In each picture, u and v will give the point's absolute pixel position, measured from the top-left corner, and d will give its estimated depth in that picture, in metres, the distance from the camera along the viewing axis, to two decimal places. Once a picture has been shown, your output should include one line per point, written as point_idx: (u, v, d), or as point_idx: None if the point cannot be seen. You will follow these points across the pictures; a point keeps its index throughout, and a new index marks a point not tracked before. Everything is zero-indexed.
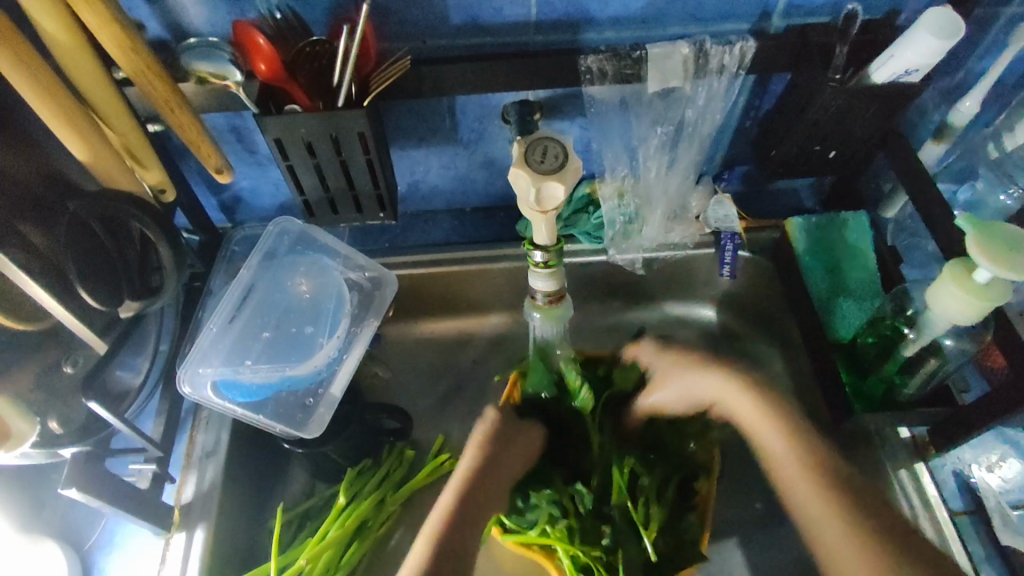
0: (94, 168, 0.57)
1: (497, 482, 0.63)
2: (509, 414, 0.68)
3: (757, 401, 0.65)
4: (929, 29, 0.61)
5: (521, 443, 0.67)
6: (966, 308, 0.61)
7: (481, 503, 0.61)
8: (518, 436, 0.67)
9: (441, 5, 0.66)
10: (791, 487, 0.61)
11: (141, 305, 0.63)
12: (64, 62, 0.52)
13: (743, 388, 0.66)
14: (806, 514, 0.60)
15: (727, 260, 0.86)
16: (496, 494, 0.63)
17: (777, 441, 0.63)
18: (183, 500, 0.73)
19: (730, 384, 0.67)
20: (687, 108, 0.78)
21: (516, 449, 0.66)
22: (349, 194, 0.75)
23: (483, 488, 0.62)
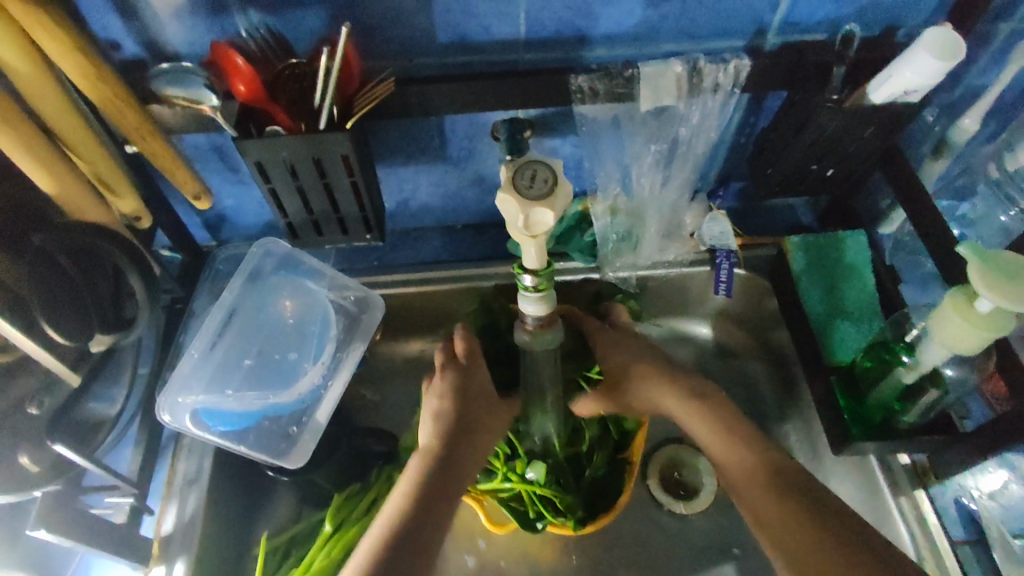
0: (62, 200, 0.57)
1: (448, 478, 0.65)
2: (459, 401, 0.70)
3: (695, 401, 0.72)
4: (929, 49, 0.59)
5: (471, 433, 0.69)
6: (965, 338, 0.59)
7: (438, 501, 0.63)
8: (478, 424, 0.70)
9: (427, 23, 0.64)
10: (738, 471, 0.66)
11: (113, 338, 0.60)
12: (23, 89, 0.51)
13: (693, 397, 0.73)
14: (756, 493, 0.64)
15: (723, 279, 0.84)
16: (449, 489, 0.65)
17: (727, 443, 0.68)
18: (162, 533, 0.71)
19: (694, 414, 0.72)
20: (681, 126, 0.76)
21: (466, 441, 0.68)
22: (334, 217, 0.73)
23: (436, 486, 0.64)
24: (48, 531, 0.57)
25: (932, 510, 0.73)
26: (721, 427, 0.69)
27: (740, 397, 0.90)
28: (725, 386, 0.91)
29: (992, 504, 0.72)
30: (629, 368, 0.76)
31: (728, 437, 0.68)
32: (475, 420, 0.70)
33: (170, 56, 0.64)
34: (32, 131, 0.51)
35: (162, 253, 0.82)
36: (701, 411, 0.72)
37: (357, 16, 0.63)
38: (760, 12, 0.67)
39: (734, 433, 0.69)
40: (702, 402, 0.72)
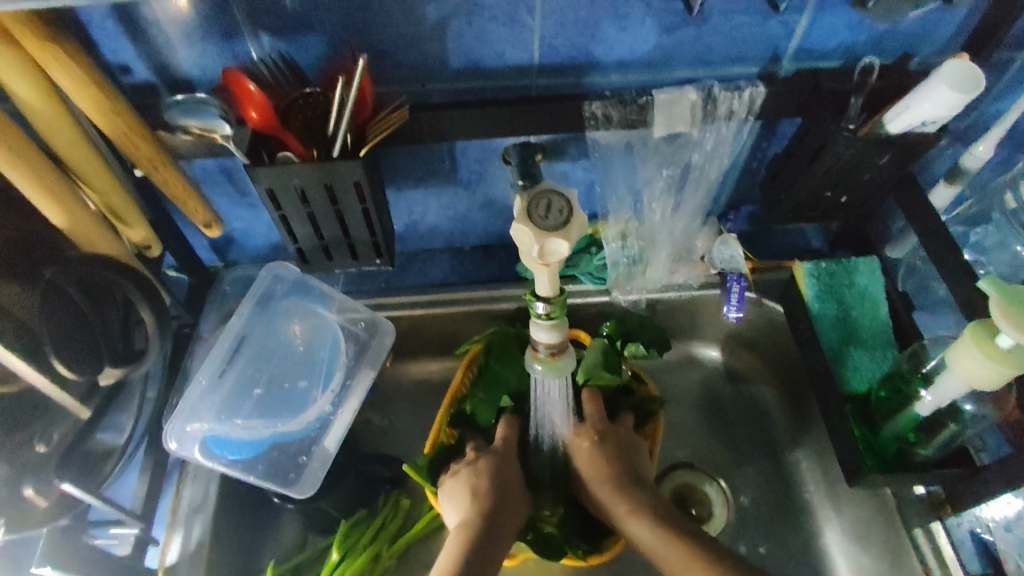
0: (72, 231, 0.56)
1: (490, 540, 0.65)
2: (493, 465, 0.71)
3: (606, 471, 0.69)
4: (947, 81, 0.59)
5: (509, 496, 0.69)
6: (983, 375, 0.58)
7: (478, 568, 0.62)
8: (511, 491, 0.69)
9: (441, 50, 0.64)
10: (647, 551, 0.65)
11: (123, 371, 0.59)
12: (36, 122, 0.50)
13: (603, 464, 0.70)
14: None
15: (734, 303, 0.82)
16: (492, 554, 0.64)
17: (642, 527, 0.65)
18: (168, 561, 0.69)
19: (607, 482, 0.69)
20: (694, 151, 0.75)
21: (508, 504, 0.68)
22: (343, 242, 0.72)
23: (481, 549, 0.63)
24: None
25: (948, 540, 0.72)
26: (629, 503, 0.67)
27: (750, 424, 0.89)
28: (735, 411, 0.90)
29: (1008, 536, 0.71)
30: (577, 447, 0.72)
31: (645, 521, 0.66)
32: (513, 487, 0.70)
33: (182, 80, 0.64)
34: (44, 162, 0.51)
35: (168, 274, 0.81)
36: (607, 484, 0.69)
37: (370, 42, 0.62)
38: (775, 39, 0.66)
39: (645, 516, 0.66)
40: (608, 471, 0.69)
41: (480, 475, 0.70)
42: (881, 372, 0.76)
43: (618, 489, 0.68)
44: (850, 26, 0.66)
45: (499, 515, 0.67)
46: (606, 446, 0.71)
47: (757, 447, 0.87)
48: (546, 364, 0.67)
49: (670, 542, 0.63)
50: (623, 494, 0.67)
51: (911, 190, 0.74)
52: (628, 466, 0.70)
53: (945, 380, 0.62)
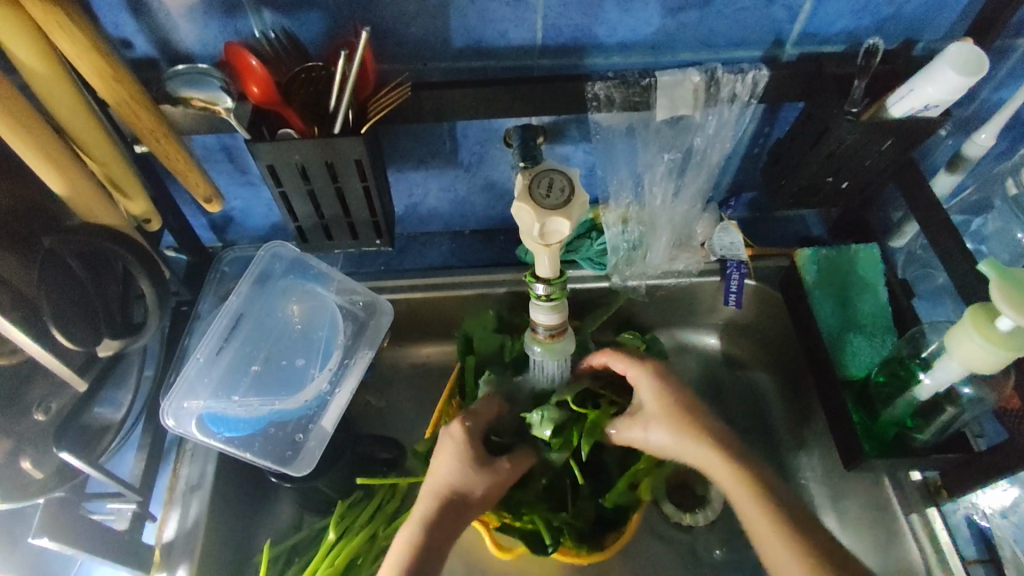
0: (72, 202, 0.56)
1: (456, 518, 0.63)
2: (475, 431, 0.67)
3: (684, 416, 0.66)
4: (951, 64, 0.59)
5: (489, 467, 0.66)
6: (982, 358, 0.58)
7: (440, 544, 0.61)
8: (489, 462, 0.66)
9: (443, 27, 0.64)
10: (737, 498, 0.61)
11: (122, 343, 0.59)
12: (39, 93, 0.50)
13: (679, 410, 0.66)
14: (765, 534, 0.59)
15: (734, 290, 0.83)
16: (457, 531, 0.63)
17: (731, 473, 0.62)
18: (165, 539, 0.69)
19: (687, 427, 0.65)
20: (696, 135, 0.75)
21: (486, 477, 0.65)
22: (343, 221, 0.72)
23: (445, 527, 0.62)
24: (51, 539, 0.56)
25: (943, 526, 0.72)
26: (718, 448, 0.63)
27: (749, 410, 0.89)
28: (734, 398, 0.90)
29: (1005, 523, 0.72)
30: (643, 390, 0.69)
31: (722, 456, 0.63)
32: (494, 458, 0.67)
33: (182, 55, 0.63)
34: (44, 130, 0.50)
35: (167, 253, 0.81)
36: (689, 431, 0.65)
37: (372, 19, 0.62)
38: (779, 22, 0.66)
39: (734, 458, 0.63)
40: (689, 417, 0.66)
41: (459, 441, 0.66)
42: (879, 357, 0.76)
43: (688, 430, 0.65)
44: (854, 10, 0.65)
45: (475, 489, 0.65)
46: (675, 385, 0.68)
47: (754, 433, 0.88)
48: (549, 346, 0.68)
49: (758, 495, 0.60)
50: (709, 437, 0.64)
51: (912, 177, 0.74)
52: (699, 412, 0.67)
53: (944, 364, 0.62)
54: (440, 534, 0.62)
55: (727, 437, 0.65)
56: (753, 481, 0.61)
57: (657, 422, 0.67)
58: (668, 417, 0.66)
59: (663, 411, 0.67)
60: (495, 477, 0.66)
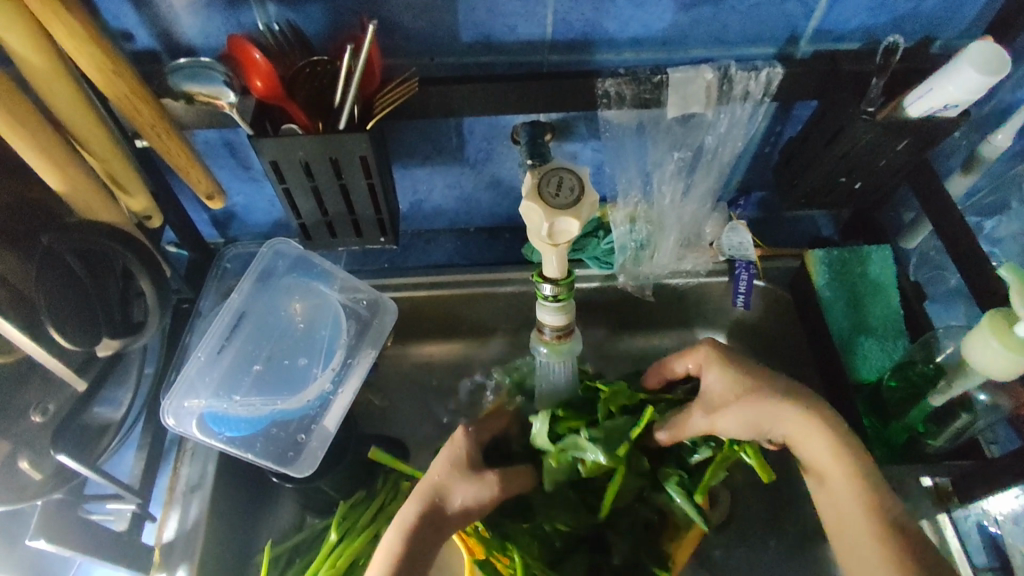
0: (70, 198, 0.55)
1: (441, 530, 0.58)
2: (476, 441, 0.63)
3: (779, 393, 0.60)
4: (973, 63, 0.57)
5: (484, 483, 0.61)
6: (999, 364, 0.57)
7: (424, 551, 0.57)
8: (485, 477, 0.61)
9: (452, 21, 0.62)
10: (836, 486, 0.57)
11: (121, 342, 0.58)
12: (37, 86, 0.49)
13: (772, 387, 0.61)
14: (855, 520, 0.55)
15: (742, 290, 0.82)
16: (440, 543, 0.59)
17: (831, 455, 0.57)
18: (164, 539, 0.68)
19: (781, 403, 0.60)
20: (707, 134, 0.74)
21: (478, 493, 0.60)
22: (348, 218, 0.71)
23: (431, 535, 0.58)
24: (47, 541, 0.56)
25: (954, 533, 0.71)
26: (822, 427, 0.58)
27: None
28: None
29: (1016, 529, 0.70)
30: (722, 364, 0.64)
31: (823, 436, 0.58)
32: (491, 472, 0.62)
33: (183, 48, 0.62)
34: (42, 126, 0.49)
35: (168, 249, 0.80)
36: (788, 406, 0.59)
37: (379, 12, 0.61)
38: (794, 18, 0.65)
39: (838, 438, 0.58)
40: (785, 395, 0.60)
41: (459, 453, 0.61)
42: (891, 361, 0.75)
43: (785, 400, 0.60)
44: (871, 8, 0.64)
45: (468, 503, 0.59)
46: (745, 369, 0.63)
47: None
48: (559, 347, 0.67)
49: (859, 479, 0.56)
50: (813, 414, 0.59)
51: (926, 178, 0.73)
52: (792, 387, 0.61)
53: (959, 369, 0.61)
54: (425, 543, 0.57)
55: (827, 413, 0.59)
56: (856, 463, 0.57)
57: (751, 401, 0.60)
58: (751, 391, 0.61)
59: (750, 393, 0.61)
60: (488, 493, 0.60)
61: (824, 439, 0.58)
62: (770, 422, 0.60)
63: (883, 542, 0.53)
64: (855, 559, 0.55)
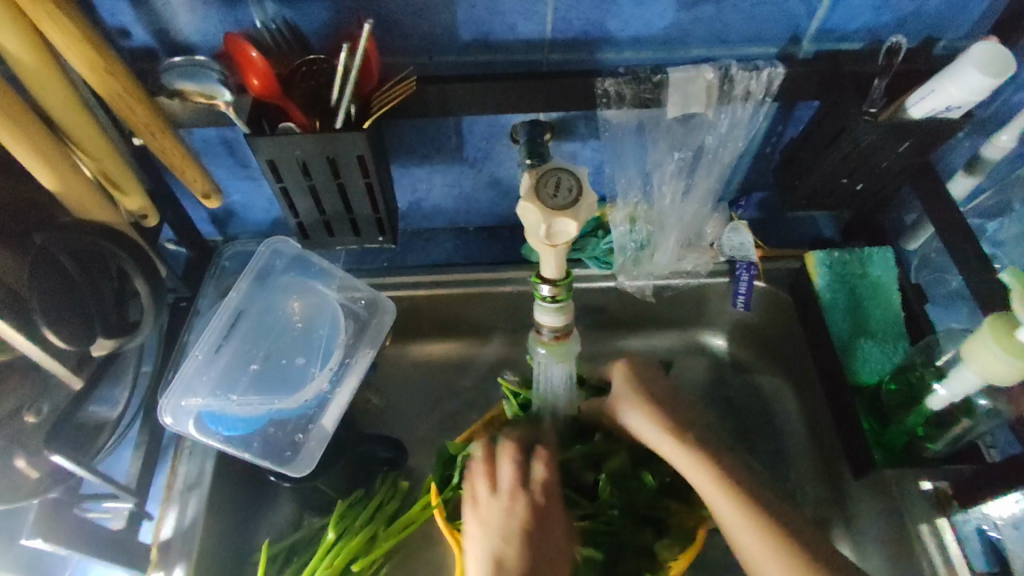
0: (65, 196, 0.54)
1: None
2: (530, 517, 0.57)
3: (648, 404, 0.66)
4: (977, 64, 0.57)
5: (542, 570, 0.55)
6: (999, 369, 0.57)
7: None
8: None
9: (450, 19, 0.62)
10: (696, 480, 0.62)
11: (117, 343, 0.58)
12: (30, 85, 0.49)
13: (642, 396, 0.67)
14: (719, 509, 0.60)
15: (742, 292, 0.82)
16: None
17: (686, 455, 0.63)
18: (160, 539, 0.68)
19: (648, 411, 0.66)
20: (708, 134, 0.73)
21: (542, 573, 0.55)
22: (345, 217, 0.70)
23: None
24: (44, 540, 0.56)
25: (954, 537, 0.70)
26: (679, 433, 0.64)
27: (756, 412, 0.88)
28: (741, 401, 0.89)
29: None
30: (624, 375, 0.69)
31: (683, 441, 0.63)
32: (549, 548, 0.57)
33: (181, 46, 0.62)
34: (36, 124, 0.49)
35: (166, 247, 0.80)
36: (649, 416, 0.65)
37: (376, 11, 0.60)
38: (796, 17, 0.64)
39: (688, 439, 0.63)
40: (649, 403, 0.66)
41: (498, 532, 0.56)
42: (891, 364, 0.74)
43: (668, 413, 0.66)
44: (875, 7, 0.63)
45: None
46: (639, 375, 0.69)
47: (762, 435, 0.86)
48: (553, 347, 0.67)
49: (713, 474, 0.61)
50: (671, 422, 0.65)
51: (929, 180, 0.72)
52: (669, 398, 0.67)
53: (959, 373, 0.61)
54: None
55: (689, 421, 0.65)
56: (711, 462, 0.62)
57: (626, 411, 0.67)
58: (635, 403, 0.67)
59: (628, 403, 0.67)
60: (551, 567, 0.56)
61: (680, 442, 0.63)
62: (641, 431, 0.66)
63: (754, 530, 0.58)
64: (741, 551, 0.59)
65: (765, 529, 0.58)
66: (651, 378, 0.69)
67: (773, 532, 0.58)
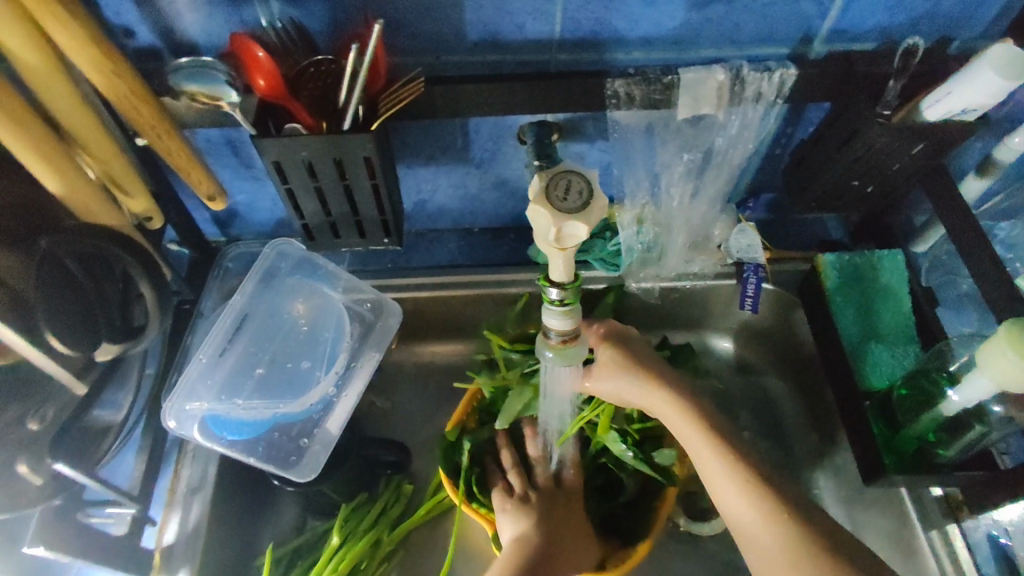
0: (68, 199, 0.53)
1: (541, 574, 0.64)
2: (545, 498, 0.72)
3: (628, 366, 0.72)
4: (994, 67, 0.56)
5: (563, 526, 0.70)
6: (1014, 375, 0.56)
7: None
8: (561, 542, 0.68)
9: (458, 19, 0.61)
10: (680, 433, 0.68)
11: (121, 347, 0.57)
12: (33, 86, 0.48)
13: (621, 357, 0.72)
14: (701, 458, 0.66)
15: (750, 293, 0.79)
16: None
17: (670, 410, 0.69)
18: (165, 542, 0.67)
19: (629, 373, 0.71)
20: (718, 135, 0.72)
21: (566, 533, 0.70)
22: (351, 219, 0.70)
23: None
24: (43, 547, 0.57)
25: (964, 544, 0.70)
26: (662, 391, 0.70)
27: (761, 414, 0.87)
28: (747, 404, 0.88)
29: None
30: (613, 341, 0.74)
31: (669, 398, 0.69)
32: (573, 525, 0.71)
33: (185, 45, 0.61)
34: (38, 126, 0.48)
35: (169, 248, 0.79)
36: (629, 377, 0.71)
37: (384, 10, 0.59)
38: (809, 18, 0.63)
39: (670, 395, 0.70)
40: (628, 366, 0.72)
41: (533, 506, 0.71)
42: (902, 369, 0.74)
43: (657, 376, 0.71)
44: (889, 7, 0.62)
45: (562, 539, 0.69)
46: (621, 340, 0.74)
47: (768, 437, 0.86)
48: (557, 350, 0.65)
49: (697, 427, 0.67)
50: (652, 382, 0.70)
51: (942, 183, 0.71)
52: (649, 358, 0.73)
53: (973, 379, 0.60)
54: None
55: (668, 380, 0.71)
56: (695, 416, 0.68)
57: (609, 376, 0.72)
58: (619, 367, 0.72)
59: (609, 368, 0.72)
60: (575, 530, 0.71)
61: (662, 398, 0.70)
62: (625, 391, 0.72)
63: (747, 495, 0.62)
64: (721, 496, 0.64)
65: (739, 473, 0.63)
66: (630, 342, 0.74)
67: (746, 477, 0.63)
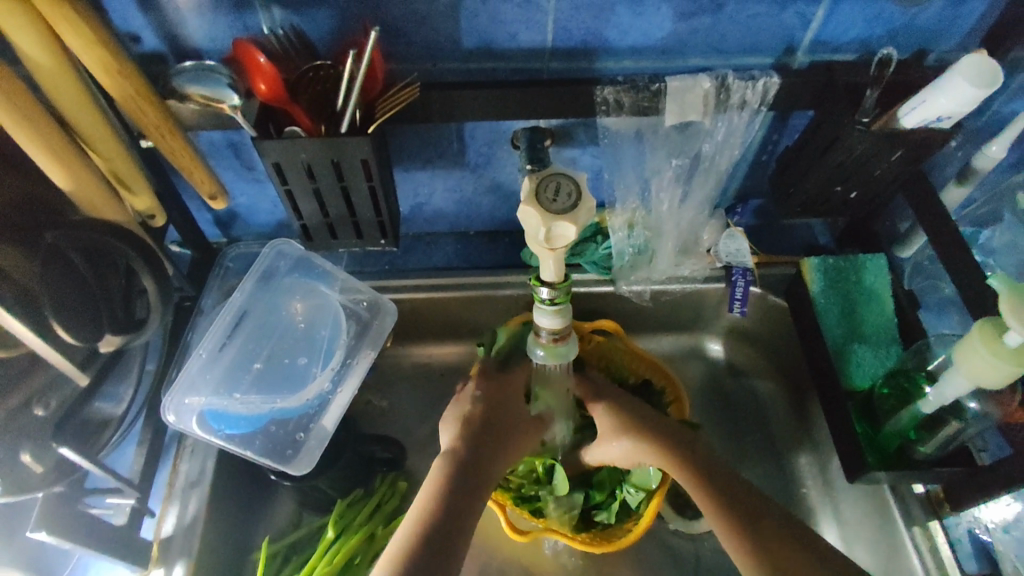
0: (74, 195, 0.56)
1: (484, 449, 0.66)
2: (492, 386, 0.73)
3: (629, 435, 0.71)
4: (967, 78, 0.58)
5: (511, 410, 0.71)
6: (986, 371, 0.58)
7: (464, 489, 0.62)
8: (506, 427, 0.70)
9: (454, 28, 0.63)
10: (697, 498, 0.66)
11: (123, 339, 0.60)
12: (45, 87, 0.51)
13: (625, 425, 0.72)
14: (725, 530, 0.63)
15: (739, 297, 0.83)
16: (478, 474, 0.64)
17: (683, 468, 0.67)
18: (162, 534, 0.69)
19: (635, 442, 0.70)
20: (705, 142, 0.75)
21: (510, 417, 0.71)
22: (349, 220, 0.72)
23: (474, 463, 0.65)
24: (49, 533, 0.57)
25: (945, 540, 0.71)
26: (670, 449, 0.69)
27: (751, 415, 0.89)
28: (735, 406, 0.90)
29: (1006, 538, 0.70)
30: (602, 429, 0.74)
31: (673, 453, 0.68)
32: (510, 405, 0.72)
33: (191, 51, 0.63)
34: (49, 126, 0.51)
35: (171, 249, 0.81)
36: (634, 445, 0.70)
37: (382, 18, 0.62)
38: (790, 29, 0.66)
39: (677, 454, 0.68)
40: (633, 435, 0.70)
41: (472, 404, 0.71)
42: (884, 368, 0.76)
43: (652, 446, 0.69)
44: (867, 19, 0.65)
45: (500, 422, 0.69)
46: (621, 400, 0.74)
47: (757, 435, 0.88)
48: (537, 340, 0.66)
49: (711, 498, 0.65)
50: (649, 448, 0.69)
51: (923, 189, 0.74)
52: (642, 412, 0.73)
53: (950, 379, 0.62)
54: (470, 465, 0.64)
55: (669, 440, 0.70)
56: (701, 472, 0.67)
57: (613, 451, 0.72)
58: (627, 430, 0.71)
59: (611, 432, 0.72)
60: (516, 418, 0.71)
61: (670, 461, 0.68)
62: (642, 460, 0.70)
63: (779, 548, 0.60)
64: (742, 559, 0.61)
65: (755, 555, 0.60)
66: (631, 405, 0.74)
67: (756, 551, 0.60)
